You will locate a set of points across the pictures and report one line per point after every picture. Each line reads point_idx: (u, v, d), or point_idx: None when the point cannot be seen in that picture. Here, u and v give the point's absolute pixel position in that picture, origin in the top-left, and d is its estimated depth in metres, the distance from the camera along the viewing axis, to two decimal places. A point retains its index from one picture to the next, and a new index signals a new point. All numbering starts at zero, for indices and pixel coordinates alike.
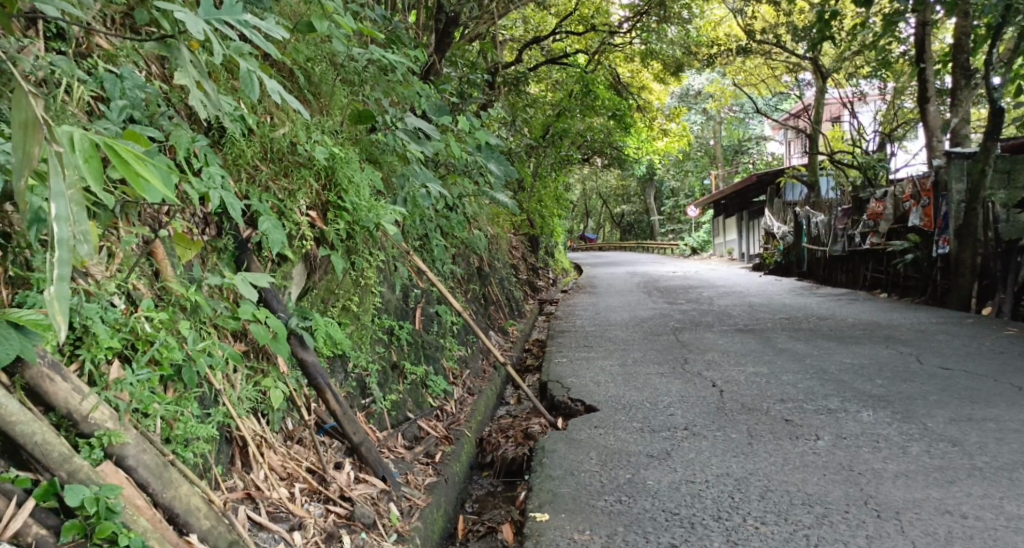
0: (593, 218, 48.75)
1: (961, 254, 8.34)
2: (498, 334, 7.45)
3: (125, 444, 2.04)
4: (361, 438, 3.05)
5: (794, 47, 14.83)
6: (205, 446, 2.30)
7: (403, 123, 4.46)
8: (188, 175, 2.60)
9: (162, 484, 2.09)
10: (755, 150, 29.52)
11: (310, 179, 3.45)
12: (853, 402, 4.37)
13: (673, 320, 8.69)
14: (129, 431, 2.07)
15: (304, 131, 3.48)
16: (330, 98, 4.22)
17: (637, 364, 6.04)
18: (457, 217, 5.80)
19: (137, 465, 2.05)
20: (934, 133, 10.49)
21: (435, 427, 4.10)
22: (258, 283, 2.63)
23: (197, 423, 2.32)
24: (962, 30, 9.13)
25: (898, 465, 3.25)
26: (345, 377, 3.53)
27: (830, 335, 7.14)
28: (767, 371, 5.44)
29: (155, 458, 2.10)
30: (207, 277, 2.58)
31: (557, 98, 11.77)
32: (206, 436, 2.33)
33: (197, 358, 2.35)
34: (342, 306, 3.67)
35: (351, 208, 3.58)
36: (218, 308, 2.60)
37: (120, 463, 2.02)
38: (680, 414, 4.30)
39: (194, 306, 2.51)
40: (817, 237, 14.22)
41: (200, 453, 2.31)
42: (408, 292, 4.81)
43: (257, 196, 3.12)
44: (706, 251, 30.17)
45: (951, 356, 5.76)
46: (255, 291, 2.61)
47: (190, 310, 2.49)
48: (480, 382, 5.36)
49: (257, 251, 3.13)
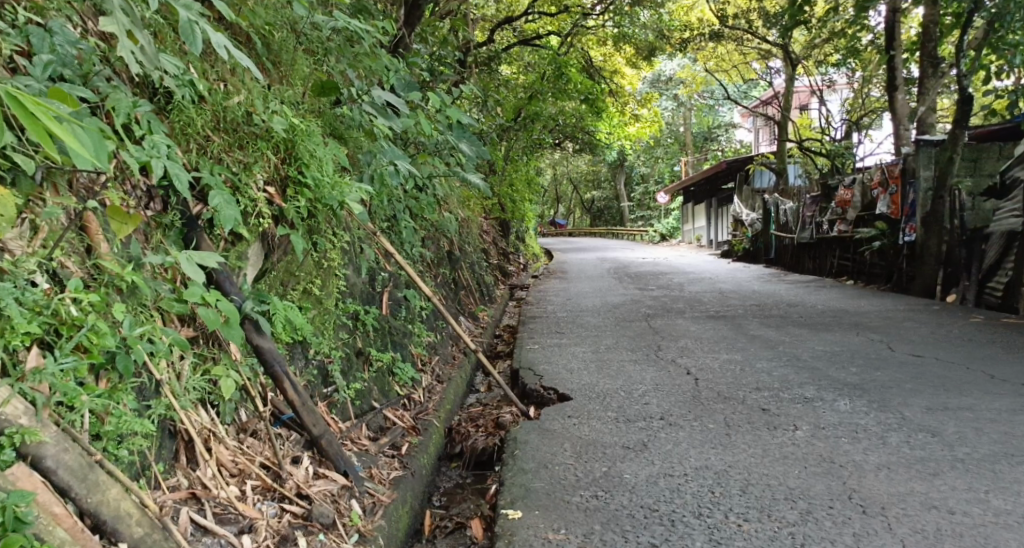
0: (563, 204, 48.68)
1: (927, 242, 8.34)
2: (468, 319, 7.26)
3: (41, 444, 1.83)
4: (321, 430, 2.85)
5: (766, 33, 14.78)
6: (142, 443, 2.09)
7: (369, 97, 4.25)
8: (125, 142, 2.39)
9: (85, 487, 1.88)
10: (724, 138, 29.61)
11: (267, 151, 3.22)
12: (829, 391, 4.26)
13: (645, 306, 8.58)
14: (46, 429, 1.86)
15: (261, 100, 3.26)
16: (291, 67, 4.00)
17: (610, 351, 5.90)
18: (426, 198, 5.60)
19: (56, 467, 1.85)
20: (902, 121, 10.48)
21: (402, 416, 3.91)
22: (205, 263, 2.40)
23: (133, 418, 2.09)
24: (931, 18, 9.09)
25: (879, 456, 3.11)
26: (306, 364, 3.33)
27: (802, 321, 7.07)
28: (741, 359, 5.33)
29: (78, 459, 1.90)
30: (147, 256, 2.34)
31: (529, 80, 11.57)
32: (144, 431, 2.11)
33: (134, 345, 2.12)
34: (304, 289, 3.47)
35: (313, 185, 3.37)
36: (160, 290, 2.37)
37: (35, 465, 1.81)
38: (656, 403, 4.16)
39: (132, 287, 2.27)
40: (785, 224, 14.22)
41: (137, 451, 2.10)
42: (375, 274, 4.59)
43: (209, 168, 2.90)
44: (675, 238, 30.23)
45: (923, 343, 5.69)
46: (202, 272, 2.38)
47: (128, 291, 2.25)
48: (449, 369, 5.17)
49: (208, 230, 2.90)
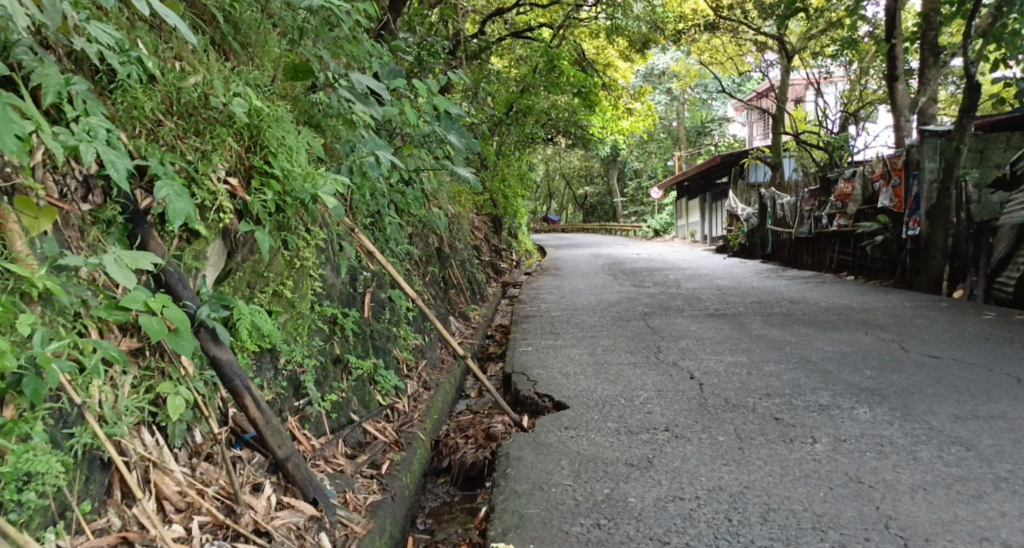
0: (556, 200, 48.29)
1: (932, 236, 8.04)
2: (458, 320, 6.92)
3: None
4: (288, 452, 2.52)
5: (761, 24, 14.48)
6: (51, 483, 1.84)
7: (347, 81, 3.91)
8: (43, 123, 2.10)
9: None
10: (717, 132, 29.34)
11: (228, 138, 2.89)
12: (845, 397, 3.95)
13: (642, 304, 8.27)
14: None
15: (222, 81, 2.93)
16: (261, 48, 3.71)
17: (607, 352, 5.59)
18: (412, 193, 5.29)
19: None
20: (902, 112, 10.17)
21: (384, 430, 3.57)
22: (137, 265, 2.14)
23: (41, 454, 1.84)
24: (932, 6, 8.81)
25: (912, 475, 2.80)
26: (274, 376, 3.03)
27: (807, 319, 6.76)
28: (746, 361, 5.02)
29: None
30: (67, 257, 2.06)
31: (521, 74, 11.25)
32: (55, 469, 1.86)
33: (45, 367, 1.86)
34: (273, 291, 3.14)
35: (281, 175, 3.04)
36: (85, 297, 2.09)
37: None
38: (659, 412, 3.84)
39: (48, 294, 2.00)
40: (782, 218, 13.93)
41: (47, 493, 1.85)
42: (356, 274, 4.25)
43: (160, 156, 2.58)
44: (669, 233, 29.90)
45: (937, 343, 5.39)
46: (132, 276, 2.12)
47: (43, 299, 1.98)
48: (437, 374, 4.84)
49: (158, 226, 2.58)
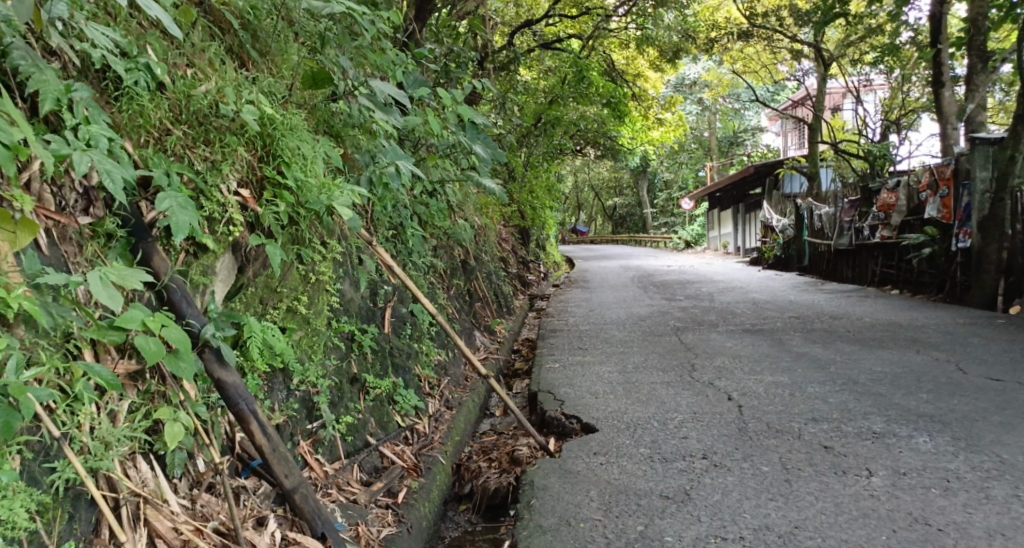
0: (585, 211, 47.99)
1: (985, 249, 7.70)
2: (484, 334, 6.74)
3: None
4: (295, 482, 2.36)
5: (797, 32, 14.14)
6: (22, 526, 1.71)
7: (367, 89, 3.75)
8: (22, 127, 1.92)
9: None
10: (749, 142, 28.88)
11: (240, 147, 2.73)
12: (901, 424, 3.70)
13: (674, 318, 8.03)
14: None
15: (235, 88, 2.78)
16: (280, 56, 3.57)
17: (639, 370, 5.37)
18: (437, 204, 5.13)
19: None
20: (949, 120, 9.76)
21: (402, 453, 3.40)
22: (126, 284, 2.01)
23: (14, 494, 1.72)
24: (979, 11, 8.48)
25: (987, 517, 2.69)
26: (287, 397, 2.87)
27: (849, 336, 6.48)
28: (788, 382, 4.77)
29: None
30: (49, 276, 1.92)
31: (550, 85, 11.06)
32: (27, 511, 1.74)
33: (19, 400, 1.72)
34: (287, 307, 2.99)
35: (294, 186, 2.89)
36: (70, 317, 1.94)
37: None
38: (696, 438, 3.62)
39: (29, 316, 1.87)
40: (819, 230, 13.57)
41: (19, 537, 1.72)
42: (376, 288, 4.10)
43: (166, 167, 2.42)
44: (700, 245, 29.46)
45: (995, 364, 5.12)
46: (120, 298, 1.97)
47: (22, 321, 1.86)
48: (460, 392, 4.65)
49: (163, 241, 2.43)
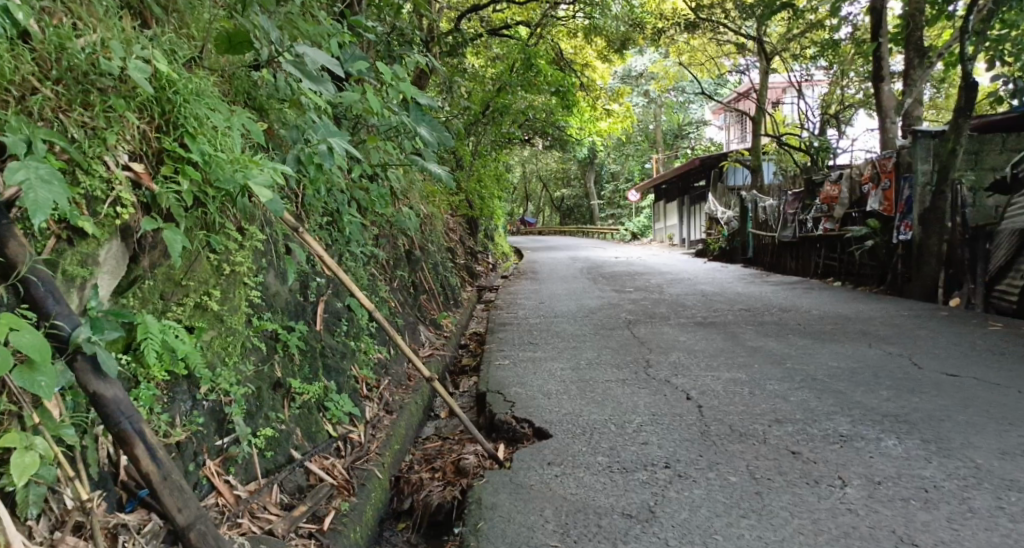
0: (533, 202, 47.78)
1: (926, 241, 7.56)
2: (429, 328, 6.34)
3: None
4: (189, 518, 1.98)
5: (743, 25, 14.02)
6: None
7: (293, 54, 3.30)
8: None
9: None
10: (694, 135, 28.94)
11: (129, 114, 2.31)
12: (867, 425, 3.45)
13: (624, 311, 7.76)
14: None
15: (124, 43, 2.35)
16: (193, 16, 3.10)
17: (591, 367, 5.05)
18: (376, 190, 4.70)
19: None
20: (888, 114, 9.47)
21: (332, 469, 3.00)
22: None
23: None
24: (918, 5, 8.37)
25: (976, 535, 2.44)
26: (192, 408, 2.45)
27: (803, 329, 6.28)
28: (746, 378, 4.51)
29: None
30: None
31: (496, 72, 10.67)
32: None
33: None
34: (195, 303, 2.56)
35: (200, 162, 2.46)
36: None
37: None
38: (656, 443, 3.31)
39: None
40: (763, 222, 13.52)
41: None
42: (306, 281, 3.68)
43: (27, 133, 2.00)
44: (647, 237, 29.48)
45: (951, 358, 4.95)
46: None
47: None
48: (402, 393, 4.26)
49: (23, 222, 2.00)
